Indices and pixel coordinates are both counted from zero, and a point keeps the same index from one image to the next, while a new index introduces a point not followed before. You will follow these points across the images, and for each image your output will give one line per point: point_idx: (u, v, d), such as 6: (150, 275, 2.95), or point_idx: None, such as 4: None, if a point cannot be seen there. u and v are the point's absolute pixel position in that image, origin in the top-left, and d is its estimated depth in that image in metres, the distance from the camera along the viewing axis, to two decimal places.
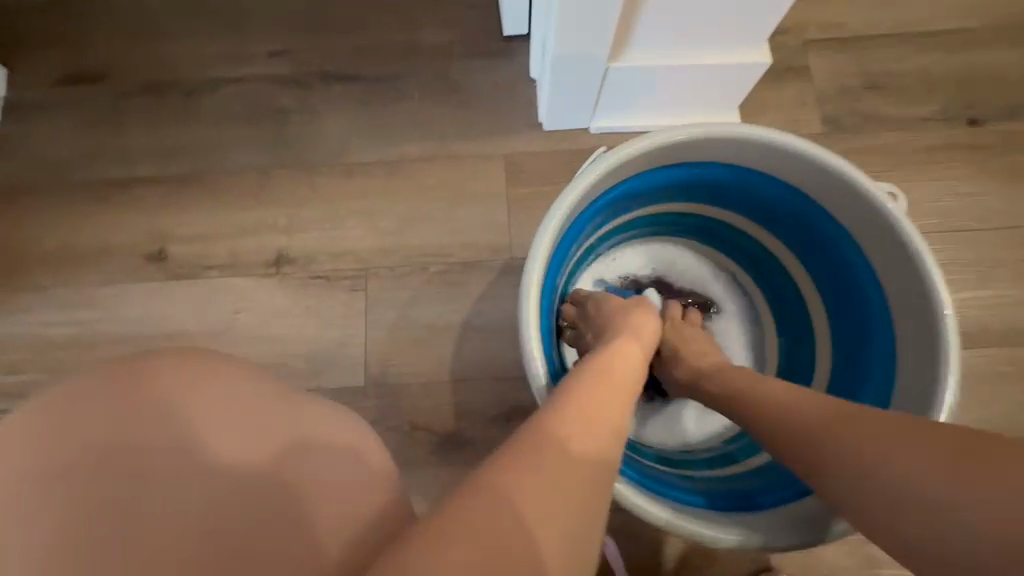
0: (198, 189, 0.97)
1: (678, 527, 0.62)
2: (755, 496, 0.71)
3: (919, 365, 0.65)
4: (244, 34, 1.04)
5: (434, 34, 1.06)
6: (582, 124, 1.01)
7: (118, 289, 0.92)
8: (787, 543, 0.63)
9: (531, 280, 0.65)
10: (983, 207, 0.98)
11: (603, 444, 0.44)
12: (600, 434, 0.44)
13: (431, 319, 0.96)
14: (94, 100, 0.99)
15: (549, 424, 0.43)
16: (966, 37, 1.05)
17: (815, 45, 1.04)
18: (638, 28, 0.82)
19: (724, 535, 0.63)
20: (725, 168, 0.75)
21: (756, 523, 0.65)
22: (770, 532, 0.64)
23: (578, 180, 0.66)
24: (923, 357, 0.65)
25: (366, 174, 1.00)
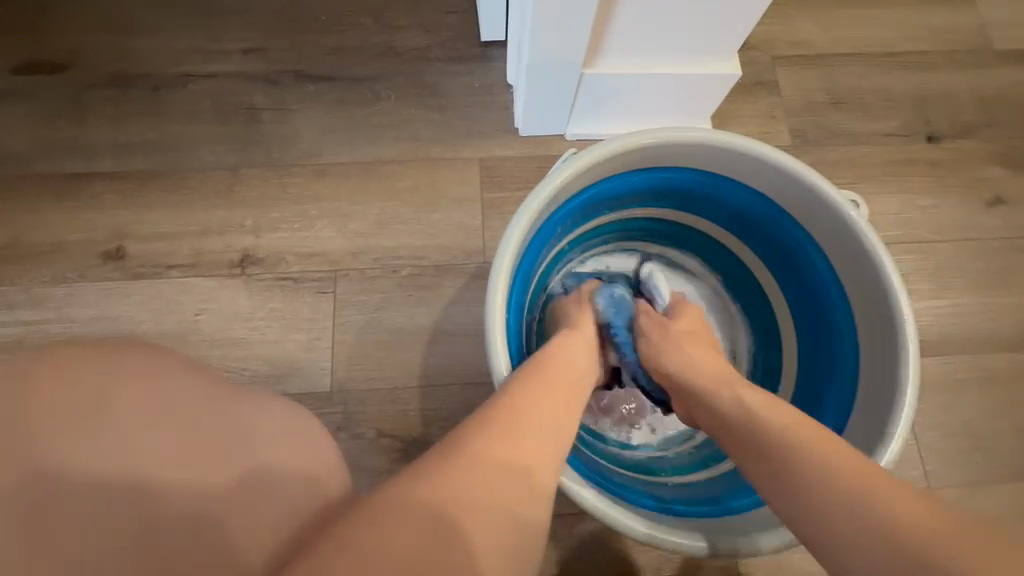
0: (160, 187, 0.97)
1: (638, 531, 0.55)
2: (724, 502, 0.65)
3: (876, 385, 0.62)
4: (217, 32, 1.04)
5: (411, 36, 1.05)
6: (557, 130, 0.99)
7: (72, 288, 0.92)
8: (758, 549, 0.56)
9: (497, 290, 0.59)
10: (945, 220, 0.95)
11: (534, 457, 0.42)
12: (536, 440, 0.43)
13: (402, 323, 0.91)
14: (56, 92, 1.01)
15: (474, 430, 0.42)
16: (948, 56, 1.04)
17: (783, 60, 1.02)
18: (611, 35, 0.81)
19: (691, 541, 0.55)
20: (693, 173, 0.71)
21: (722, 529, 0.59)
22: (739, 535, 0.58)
23: (546, 181, 0.61)
24: (883, 379, 0.62)
25: (338, 175, 0.98)
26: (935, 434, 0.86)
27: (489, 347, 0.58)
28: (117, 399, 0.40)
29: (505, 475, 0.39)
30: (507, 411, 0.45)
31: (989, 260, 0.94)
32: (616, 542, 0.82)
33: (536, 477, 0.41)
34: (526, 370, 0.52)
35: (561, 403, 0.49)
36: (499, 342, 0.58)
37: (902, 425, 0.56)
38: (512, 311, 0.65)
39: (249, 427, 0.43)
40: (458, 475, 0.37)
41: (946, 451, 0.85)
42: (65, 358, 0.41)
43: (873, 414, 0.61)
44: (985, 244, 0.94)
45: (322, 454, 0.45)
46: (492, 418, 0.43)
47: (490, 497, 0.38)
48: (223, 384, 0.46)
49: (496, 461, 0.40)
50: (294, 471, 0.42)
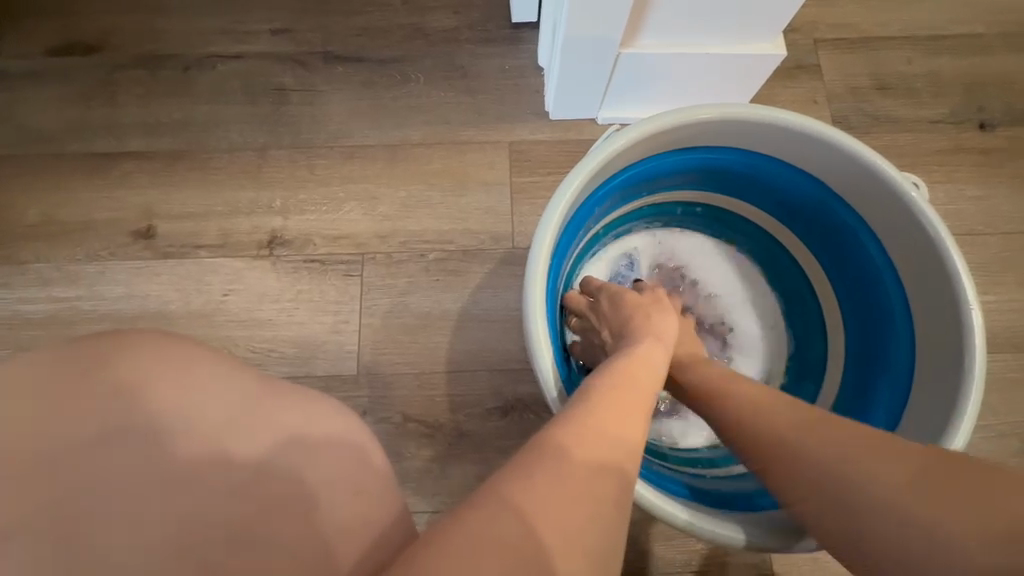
0: (189, 166, 0.97)
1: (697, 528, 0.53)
2: None
3: (936, 374, 0.60)
4: (247, 13, 1.04)
5: (441, 18, 1.03)
6: (589, 114, 0.97)
7: (104, 267, 0.93)
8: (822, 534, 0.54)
9: (536, 277, 0.57)
10: (994, 211, 0.91)
11: (622, 472, 0.40)
12: (621, 444, 0.42)
13: (429, 308, 0.90)
14: (87, 72, 1.01)
15: (554, 438, 0.40)
16: (1003, 40, 0.99)
17: (826, 43, 0.98)
18: (651, 14, 0.78)
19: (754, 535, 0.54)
20: (741, 154, 0.69)
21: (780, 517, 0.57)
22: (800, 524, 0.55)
23: (590, 158, 0.60)
24: (944, 370, 0.59)
25: (366, 157, 0.97)
26: (980, 432, 0.82)
27: (529, 339, 0.56)
28: (174, 387, 0.40)
29: (599, 485, 0.38)
30: (583, 416, 0.43)
31: None
32: (647, 535, 0.80)
33: (625, 488, 0.40)
34: (598, 375, 0.50)
35: (637, 405, 0.46)
36: (541, 338, 0.56)
37: (965, 420, 0.54)
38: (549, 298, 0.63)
39: (295, 430, 0.42)
40: (546, 486, 0.36)
41: (995, 453, 0.82)
42: (114, 348, 0.41)
43: (933, 405, 0.59)
44: None
45: (366, 439, 0.46)
46: (571, 425, 0.41)
47: (585, 510, 0.36)
48: (266, 375, 0.46)
49: (583, 469, 0.38)
50: (348, 451, 0.43)
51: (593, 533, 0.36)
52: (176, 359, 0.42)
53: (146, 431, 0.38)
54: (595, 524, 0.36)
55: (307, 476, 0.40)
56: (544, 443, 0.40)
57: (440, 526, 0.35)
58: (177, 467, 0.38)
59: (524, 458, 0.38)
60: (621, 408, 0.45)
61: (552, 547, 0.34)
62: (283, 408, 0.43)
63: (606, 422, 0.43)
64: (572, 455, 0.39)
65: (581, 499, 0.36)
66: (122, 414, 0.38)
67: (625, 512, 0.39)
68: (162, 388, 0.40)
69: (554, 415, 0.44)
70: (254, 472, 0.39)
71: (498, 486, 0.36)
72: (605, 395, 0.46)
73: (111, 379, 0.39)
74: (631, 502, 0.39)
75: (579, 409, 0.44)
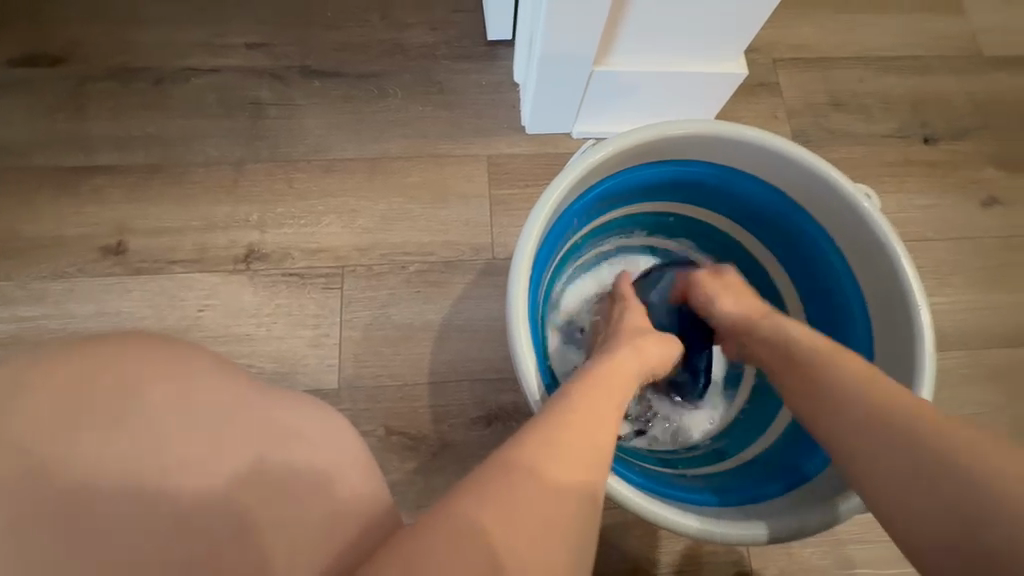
0: (162, 181, 0.95)
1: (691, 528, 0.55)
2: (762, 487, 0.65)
3: (894, 374, 0.64)
4: (222, 27, 1.04)
5: (418, 34, 1.05)
6: (564, 129, 1.00)
7: (72, 284, 0.90)
8: (806, 524, 0.56)
9: (518, 287, 0.59)
10: (941, 218, 0.97)
11: (591, 481, 0.41)
12: (599, 441, 0.43)
13: (410, 320, 0.91)
14: (53, 86, 0.99)
15: (525, 442, 0.41)
16: (944, 61, 1.07)
17: (784, 63, 1.04)
18: (621, 33, 0.81)
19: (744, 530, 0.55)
20: (709, 167, 0.72)
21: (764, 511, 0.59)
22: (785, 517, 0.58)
23: (566, 173, 0.62)
24: (900, 369, 0.63)
25: (345, 171, 0.97)
26: None
27: (513, 349, 0.58)
28: (153, 395, 0.40)
29: (565, 495, 0.39)
30: (564, 414, 0.44)
31: (986, 258, 0.96)
32: (629, 538, 0.81)
33: (591, 498, 0.40)
34: (578, 380, 0.50)
35: (614, 414, 0.47)
36: (524, 345, 0.58)
37: None
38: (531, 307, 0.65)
39: (285, 454, 0.41)
40: (511, 493, 0.37)
41: None
42: (127, 352, 0.41)
43: None
44: (979, 242, 0.96)
45: (352, 446, 0.44)
46: (541, 432, 0.42)
47: (547, 522, 0.37)
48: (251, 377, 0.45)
49: (549, 479, 0.39)
50: (336, 448, 0.43)
51: (552, 545, 0.36)
52: (156, 368, 0.41)
53: (133, 444, 0.38)
54: (557, 534, 0.37)
55: (291, 478, 0.40)
56: (514, 447, 0.40)
57: (418, 528, 0.36)
58: (156, 474, 0.38)
59: (494, 463, 0.40)
60: (595, 416, 0.45)
61: (519, 547, 0.35)
62: (281, 430, 0.42)
63: (586, 421, 0.44)
64: (541, 462, 0.39)
65: (545, 509, 0.37)
66: (100, 422, 0.38)
67: (597, 510, 0.40)
68: (141, 396, 0.39)
69: (538, 413, 0.46)
70: (236, 474, 0.39)
71: (475, 485, 0.38)
72: (582, 402, 0.46)
73: (89, 387, 0.39)
74: (599, 513, 0.40)
75: (553, 415, 0.44)
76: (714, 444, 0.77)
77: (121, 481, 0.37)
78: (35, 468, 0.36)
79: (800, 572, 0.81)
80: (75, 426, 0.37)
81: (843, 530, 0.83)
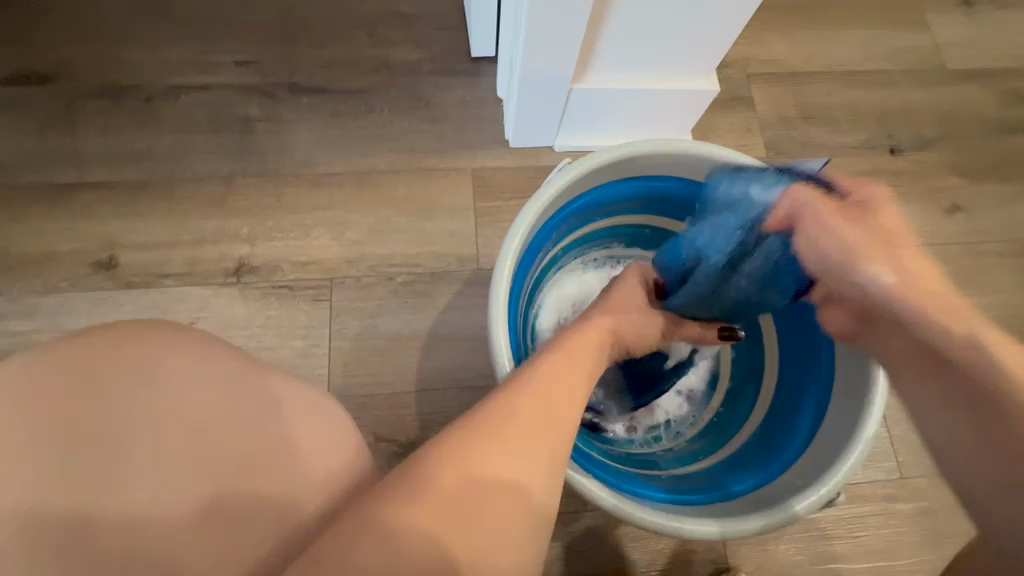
0: (153, 196, 0.97)
1: (654, 525, 0.57)
2: (728, 488, 0.68)
3: (848, 380, 0.66)
4: (212, 45, 1.06)
5: (404, 51, 1.08)
6: (546, 142, 1.03)
7: (64, 298, 0.91)
8: (764, 523, 0.58)
9: (499, 300, 0.62)
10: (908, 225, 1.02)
11: (519, 479, 0.40)
12: (561, 405, 0.45)
13: (398, 330, 0.93)
14: (44, 104, 1.01)
15: (449, 438, 0.40)
16: (908, 75, 1.11)
17: (756, 77, 1.08)
18: (597, 52, 0.85)
19: (705, 527, 0.58)
20: (682, 182, 0.75)
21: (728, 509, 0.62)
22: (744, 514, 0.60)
23: (544, 190, 0.65)
24: (853, 378, 0.65)
25: (333, 185, 1.00)
26: (903, 424, 0.91)
27: (495, 359, 0.61)
28: (154, 380, 0.44)
29: (485, 493, 0.38)
30: (493, 408, 0.43)
31: (950, 263, 1.00)
32: (612, 539, 0.84)
33: (518, 492, 0.39)
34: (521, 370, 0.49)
35: (551, 403, 0.45)
36: (505, 354, 0.60)
37: (871, 420, 0.61)
38: (511, 316, 0.68)
39: (278, 441, 0.44)
40: (426, 490, 0.37)
41: (917, 444, 0.90)
42: (149, 351, 0.44)
43: (842, 408, 0.65)
44: (944, 248, 1.01)
45: (339, 422, 0.47)
46: (468, 426, 0.41)
47: (464, 518, 0.37)
48: (240, 354, 0.48)
49: (469, 476, 0.38)
50: (322, 422, 0.46)
51: (473, 540, 0.36)
52: (152, 354, 0.44)
53: (138, 441, 0.42)
54: (479, 531, 0.37)
55: (284, 450, 0.44)
56: (436, 444, 0.40)
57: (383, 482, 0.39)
58: (160, 451, 0.42)
59: (414, 462, 0.39)
60: (529, 406, 0.44)
61: (474, 497, 0.38)
62: (278, 416, 0.45)
63: (550, 386, 0.46)
64: (462, 461, 0.39)
65: (465, 507, 0.37)
66: (110, 404, 0.42)
67: (557, 467, 0.42)
68: (145, 379, 0.43)
69: (505, 381, 0.48)
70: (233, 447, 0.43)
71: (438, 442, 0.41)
72: (515, 393, 0.44)
73: (97, 373, 0.43)
74: (533, 508, 0.40)
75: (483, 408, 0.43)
76: (689, 445, 0.80)
77: (124, 475, 0.41)
78: (60, 451, 0.40)
79: (777, 568, 0.84)
80: (86, 410, 0.42)
81: (817, 526, 0.86)
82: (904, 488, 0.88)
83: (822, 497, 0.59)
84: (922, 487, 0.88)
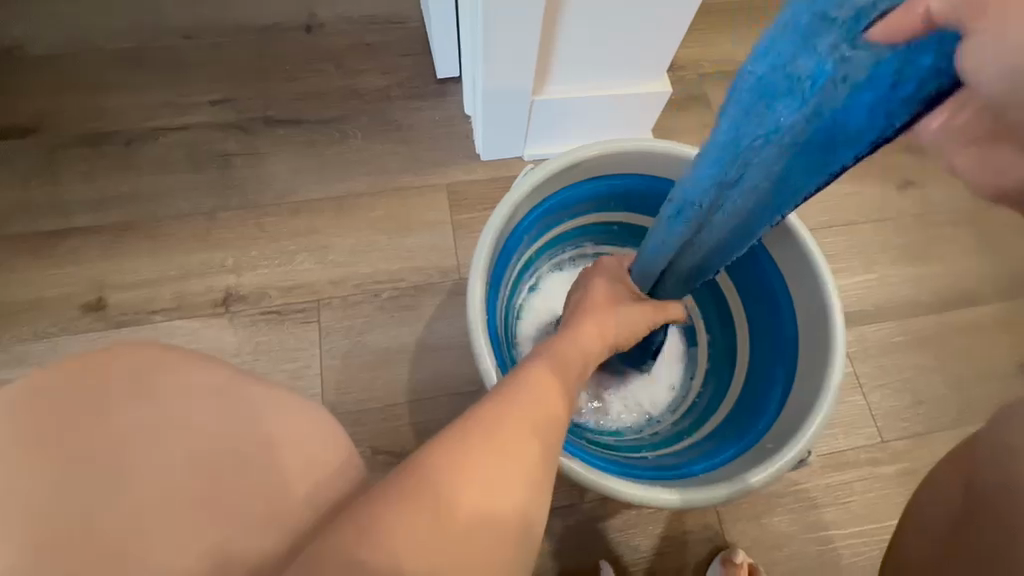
0: (138, 235, 1.00)
1: (637, 497, 0.60)
2: (707, 459, 0.71)
3: (807, 348, 0.71)
4: (186, 87, 1.10)
5: (373, 78, 1.13)
6: (515, 153, 1.08)
7: (55, 343, 0.93)
8: (741, 488, 0.61)
9: (476, 302, 0.65)
10: (862, 201, 1.07)
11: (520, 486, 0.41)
12: (555, 406, 0.47)
13: (387, 344, 0.96)
14: (26, 155, 1.03)
15: (452, 448, 0.41)
16: None
17: (710, 76, 1.14)
18: (553, 64, 0.90)
19: (685, 496, 0.61)
20: (641, 178, 0.80)
21: (708, 480, 0.65)
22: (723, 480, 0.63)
23: (509, 196, 0.69)
24: (813, 347, 0.70)
25: (314, 211, 1.03)
26: (877, 391, 0.95)
27: (476, 356, 0.63)
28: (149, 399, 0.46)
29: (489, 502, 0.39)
30: (491, 417, 0.44)
31: (907, 234, 1.05)
32: (612, 528, 0.86)
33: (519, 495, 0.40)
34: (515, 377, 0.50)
35: (546, 411, 0.46)
36: (485, 351, 0.63)
37: (833, 382, 0.65)
38: (490, 315, 0.71)
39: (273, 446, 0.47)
40: (430, 506, 0.38)
41: (893, 408, 0.94)
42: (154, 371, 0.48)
43: (805, 372, 0.70)
44: (900, 221, 1.06)
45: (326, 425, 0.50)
46: (470, 435, 0.42)
47: (468, 529, 0.38)
48: (227, 370, 0.50)
49: (472, 491, 0.39)
50: (308, 429, 0.49)
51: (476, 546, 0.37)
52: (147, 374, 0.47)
53: (140, 447, 0.45)
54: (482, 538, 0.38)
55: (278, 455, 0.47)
56: (441, 456, 0.40)
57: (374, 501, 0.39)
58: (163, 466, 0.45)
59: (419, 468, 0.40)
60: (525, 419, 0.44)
61: (485, 507, 0.39)
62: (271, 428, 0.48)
63: (542, 389, 0.48)
64: (467, 475, 0.39)
65: (471, 519, 0.38)
66: (105, 426, 0.45)
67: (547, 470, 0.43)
68: (142, 398, 0.46)
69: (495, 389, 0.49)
70: (232, 454, 0.46)
71: (431, 455, 0.40)
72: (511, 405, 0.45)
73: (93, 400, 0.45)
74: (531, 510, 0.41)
75: (484, 415, 0.44)
76: (673, 427, 0.83)
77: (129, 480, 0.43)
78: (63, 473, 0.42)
79: (772, 541, 0.87)
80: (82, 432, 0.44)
81: (807, 496, 0.89)
82: (885, 451, 0.92)
83: (792, 458, 0.62)
84: (901, 449, 0.92)
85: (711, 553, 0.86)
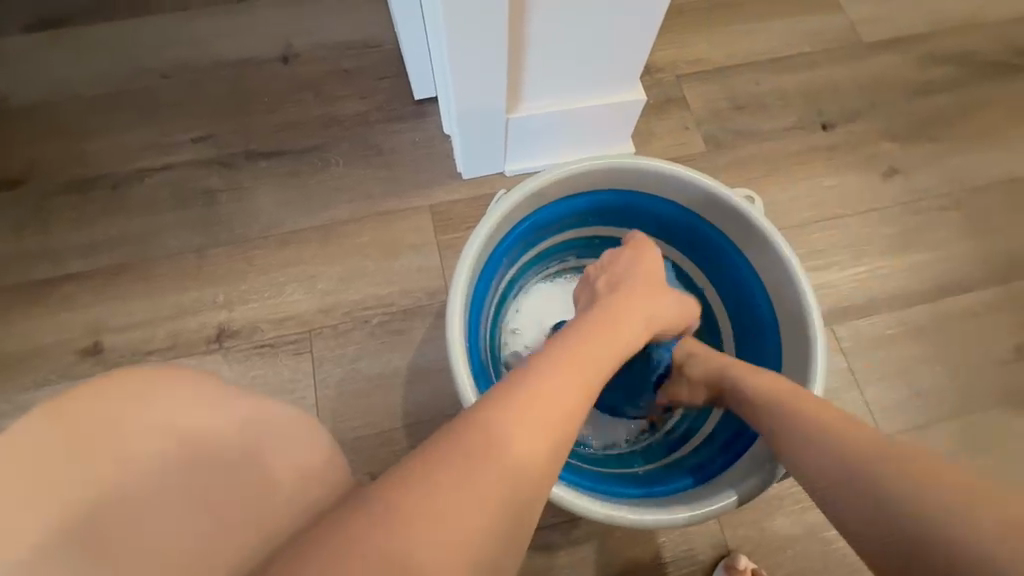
0: (130, 277, 1.01)
1: (628, 520, 0.60)
2: (699, 471, 0.72)
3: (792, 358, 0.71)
4: (168, 126, 1.11)
5: (352, 104, 1.13)
6: (497, 169, 1.08)
7: (56, 389, 0.95)
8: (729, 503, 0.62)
9: (454, 334, 0.65)
10: (847, 193, 1.06)
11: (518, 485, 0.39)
12: (570, 401, 0.46)
13: (380, 369, 0.97)
14: (17, 206, 1.05)
15: (456, 441, 0.40)
16: (829, 54, 1.17)
17: (687, 78, 1.14)
18: (525, 80, 0.91)
19: (675, 515, 0.61)
20: (614, 192, 0.80)
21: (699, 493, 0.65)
22: (712, 496, 0.63)
23: (481, 225, 0.69)
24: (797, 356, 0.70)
25: (300, 241, 1.04)
26: (874, 385, 0.94)
27: (458, 388, 0.63)
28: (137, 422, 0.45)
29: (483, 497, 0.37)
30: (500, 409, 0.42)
31: (894, 224, 1.05)
32: (613, 540, 0.86)
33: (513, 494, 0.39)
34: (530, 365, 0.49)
35: (558, 407, 0.45)
36: (467, 382, 0.63)
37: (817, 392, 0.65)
38: (472, 343, 0.71)
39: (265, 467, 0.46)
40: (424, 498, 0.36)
41: (890, 402, 0.94)
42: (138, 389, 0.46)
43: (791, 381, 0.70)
44: (886, 210, 1.06)
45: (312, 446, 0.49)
46: (475, 428, 0.41)
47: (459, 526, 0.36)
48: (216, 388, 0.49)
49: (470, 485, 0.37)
50: (297, 449, 0.48)
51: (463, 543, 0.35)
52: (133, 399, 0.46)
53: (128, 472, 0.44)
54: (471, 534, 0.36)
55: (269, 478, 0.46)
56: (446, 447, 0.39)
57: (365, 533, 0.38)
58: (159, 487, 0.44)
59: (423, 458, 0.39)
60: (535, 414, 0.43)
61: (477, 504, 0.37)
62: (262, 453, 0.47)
63: (555, 383, 0.46)
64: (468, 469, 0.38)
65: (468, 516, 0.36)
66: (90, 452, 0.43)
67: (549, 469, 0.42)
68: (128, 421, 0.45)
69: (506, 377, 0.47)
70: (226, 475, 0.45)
71: (439, 451, 0.39)
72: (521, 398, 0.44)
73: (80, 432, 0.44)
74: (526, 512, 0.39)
75: (494, 408, 0.43)
76: (664, 438, 0.83)
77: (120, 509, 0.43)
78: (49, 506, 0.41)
79: (775, 544, 0.86)
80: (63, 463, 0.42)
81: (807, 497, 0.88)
82: None
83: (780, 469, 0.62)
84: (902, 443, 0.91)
85: (714, 561, 0.86)
